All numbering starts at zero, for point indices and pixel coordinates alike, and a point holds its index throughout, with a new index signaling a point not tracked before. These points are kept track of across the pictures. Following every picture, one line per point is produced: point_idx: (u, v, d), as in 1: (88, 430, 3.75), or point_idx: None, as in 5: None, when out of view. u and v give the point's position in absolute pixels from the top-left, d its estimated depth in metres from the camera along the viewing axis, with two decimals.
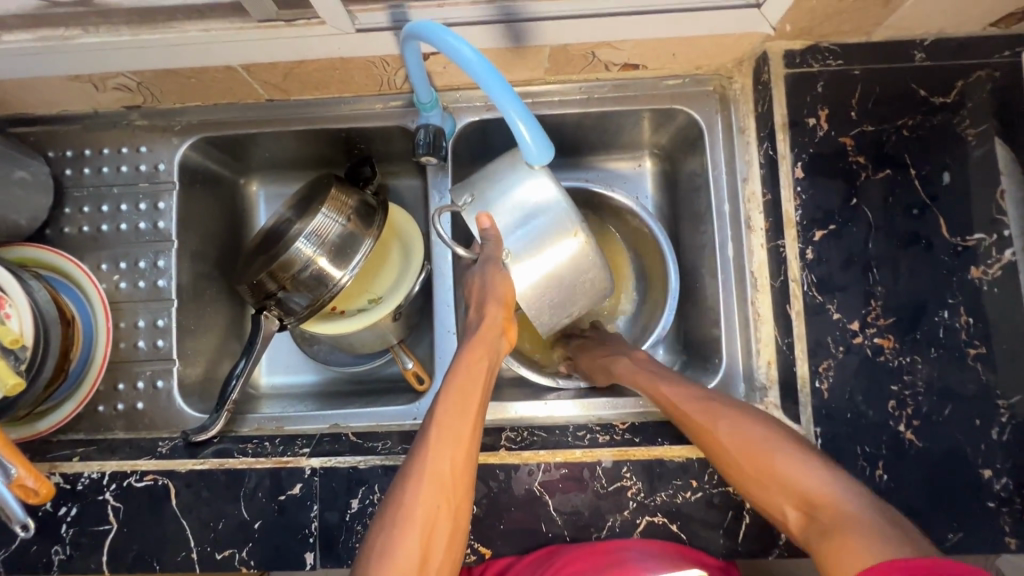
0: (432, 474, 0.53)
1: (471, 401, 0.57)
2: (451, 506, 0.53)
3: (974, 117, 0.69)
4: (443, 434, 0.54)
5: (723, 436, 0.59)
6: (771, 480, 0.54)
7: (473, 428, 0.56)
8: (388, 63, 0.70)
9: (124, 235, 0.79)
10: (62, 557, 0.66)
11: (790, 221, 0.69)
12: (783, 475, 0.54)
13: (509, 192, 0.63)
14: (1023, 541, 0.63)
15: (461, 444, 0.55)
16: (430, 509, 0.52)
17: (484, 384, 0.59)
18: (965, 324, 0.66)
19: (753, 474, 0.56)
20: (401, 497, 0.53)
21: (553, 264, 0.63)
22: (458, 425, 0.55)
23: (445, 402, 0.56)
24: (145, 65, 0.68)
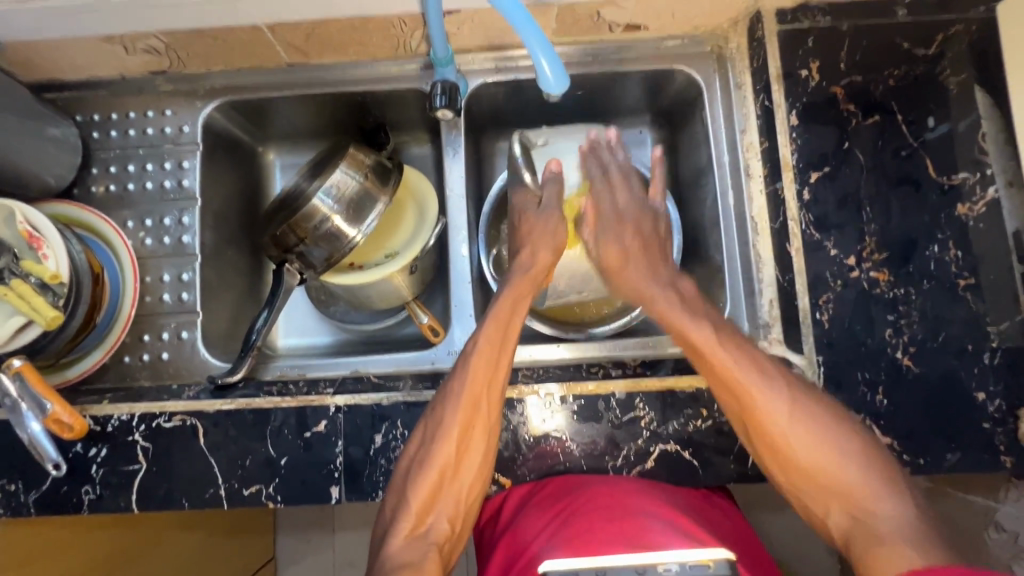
0: (469, 398, 0.63)
1: (510, 328, 0.69)
2: (482, 424, 0.64)
3: (954, 67, 0.74)
4: (478, 364, 0.65)
5: (763, 414, 0.62)
6: (818, 486, 0.60)
7: (508, 356, 0.67)
8: (406, 22, 0.74)
9: (150, 194, 0.82)
10: (93, 496, 0.68)
11: (787, 164, 0.74)
12: (819, 458, 0.60)
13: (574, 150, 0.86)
14: (1017, 459, 0.66)
15: (496, 376, 0.65)
16: (463, 425, 0.63)
17: (522, 315, 0.70)
18: (955, 257, 0.70)
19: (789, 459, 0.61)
20: (441, 413, 0.64)
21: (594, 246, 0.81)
22: (493, 358, 0.66)
23: (485, 341, 0.66)
24: (176, 24, 0.72)
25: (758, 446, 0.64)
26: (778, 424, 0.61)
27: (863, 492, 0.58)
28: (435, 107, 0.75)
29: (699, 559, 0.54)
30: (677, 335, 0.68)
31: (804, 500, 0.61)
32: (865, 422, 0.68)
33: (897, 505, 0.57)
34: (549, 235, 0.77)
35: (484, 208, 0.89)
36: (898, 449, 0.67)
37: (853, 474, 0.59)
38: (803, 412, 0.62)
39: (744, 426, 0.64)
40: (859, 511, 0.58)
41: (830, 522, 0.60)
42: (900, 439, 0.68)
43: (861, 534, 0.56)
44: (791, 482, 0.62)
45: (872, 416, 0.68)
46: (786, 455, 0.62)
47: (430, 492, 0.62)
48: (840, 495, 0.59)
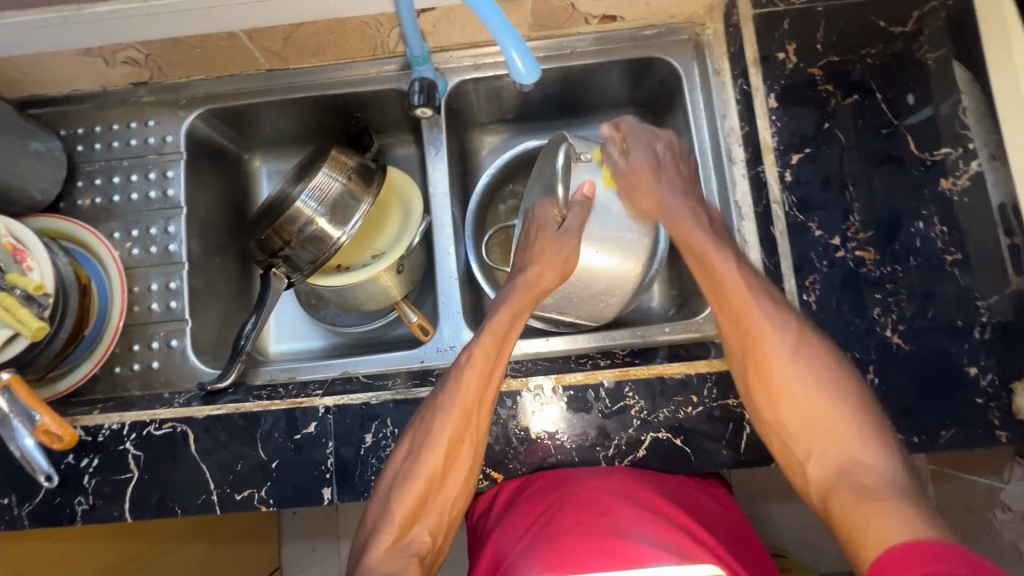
0: (459, 412, 0.63)
1: (503, 346, 0.67)
2: (470, 439, 0.63)
3: (931, 44, 0.74)
4: (470, 380, 0.64)
5: (763, 336, 0.64)
6: (831, 443, 0.60)
7: (501, 367, 0.66)
8: (382, 22, 0.75)
9: (136, 204, 0.82)
10: (86, 507, 0.68)
11: (768, 147, 0.74)
12: (813, 395, 0.62)
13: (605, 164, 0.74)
14: (1013, 433, 0.66)
15: (486, 389, 0.64)
16: (453, 435, 0.62)
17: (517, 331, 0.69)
18: (940, 233, 0.70)
19: (789, 407, 0.63)
20: (430, 424, 0.63)
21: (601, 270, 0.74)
22: (485, 373, 0.64)
23: (481, 349, 0.65)
24: (154, 34, 0.72)
25: (750, 374, 0.65)
26: (775, 339, 0.63)
27: (849, 440, 0.60)
28: (414, 105, 0.75)
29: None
30: (700, 259, 0.69)
31: (791, 445, 0.63)
32: None
33: (882, 457, 0.58)
34: (561, 260, 0.70)
35: (469, 206, 0.88)
36: (892, 428, 0.67)
37: (841, 416, 0.61)
38: (808, 347, 0.63)
39: (745, 357, 0.65)
40: (848, 462, 0.59)
41: (813, 469, 0.61)
42: (892, 417, 0.67)
43: (846, 484, 0.57)
44: (781, 422, 0.63)
45: None
46: (784, 396, 0.63)
47: (414, 505, 0.62)
48: (829, 437, 0.61)
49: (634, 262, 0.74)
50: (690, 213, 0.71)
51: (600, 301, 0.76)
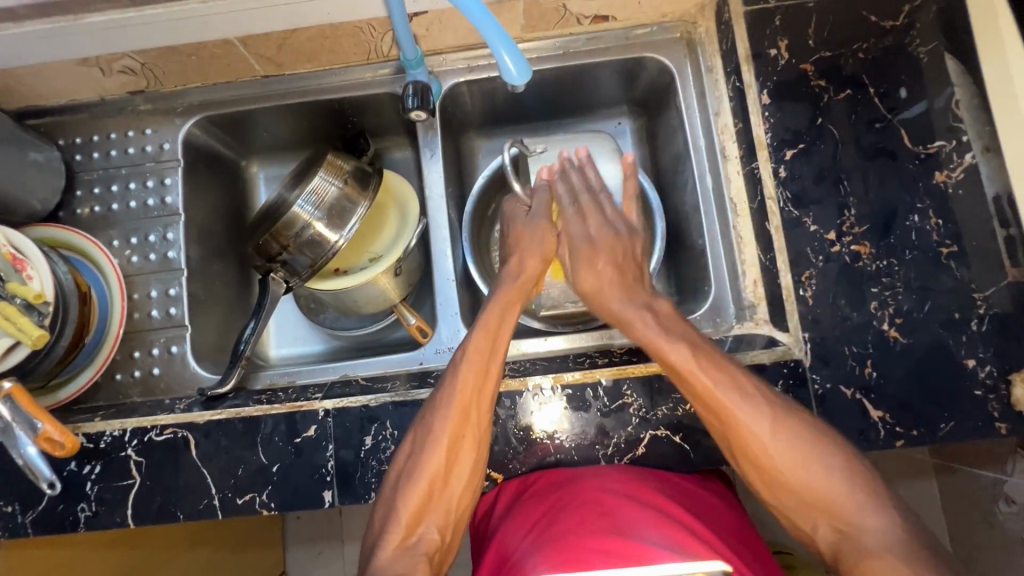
0: (458, 409, 0.63)
1: (497, 344, 0.68)
2: (471, 435, 0.64)
3: (923, 37, 0.74)
4: (467, 375, 0.65)
5: (744, 426, 0.61)
6: (821, 509, 0.59)
7: (499, 361, 0.67)
8: (375, 27, 0.75)
9: (134, 212, 0.83)
10: (88, 514, 0.68)
11: (762, 143, 0.74)
12: (801, 469, 0.59)
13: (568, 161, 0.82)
14: (1013, 425, 0.65)
15: (483, 385, 0.65)
16: (454, 432, 0.63)
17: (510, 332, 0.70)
18: (935, 225, 0.70)
19: (773, 467, 0.61)
20: (431, 422, 0.64)
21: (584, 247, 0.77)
22: (481, 368, 0.65)
23: (476, 340, 0.67)
24: (148, 42, 0.73)
25: (737, 456, 0.63)
26: (760, 437, 0.60)
27: (849, 504, 0.58)
28: (408, 109, 0.75)
29: (694, 571, 0.48)
30: (651, 350, 0.66)
31: (793, 517, 0.61)
32: (856, 396, 0.68)
33: (881, 518, 0.56)
34: (534, 242, 0.77)
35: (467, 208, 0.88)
36: (891, 422, 0.67)
37: (834, 486, 0.59)
38: (789, 427, 0.61)
39: (727, 441, 0.63)
40: (849, 528, 0.57)
41: (818, 536, 0.59)
42: (891, 411, 0.67)
43: (852, 552, 0.56)
44: (779, 497, 0.61)
45: (863, 389, 0.68)
46: (774, 476, 0.61)
47: (422, 501, 0.62)
48: (829, 510, 0.59)
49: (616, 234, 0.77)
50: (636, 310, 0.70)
51: (594, 277, 0.78)
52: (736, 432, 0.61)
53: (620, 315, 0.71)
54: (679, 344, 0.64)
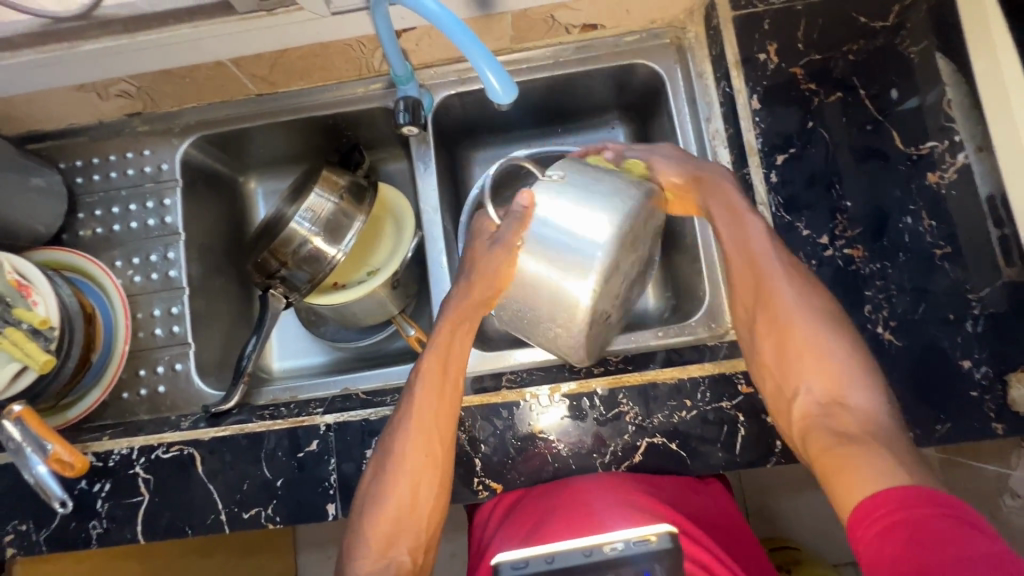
0: (418, 428, 0.65)
1: (448, 363, 0.67)
2: (432, 455, 0.64)
3: (913, 37, 0.74)
4: (422, 399, 0.65)
5: (770, 289, 0.63)
6: (823, 376, 0.59)
7: (452, 383, 0.67)
8: (365, 44, 0.76)
9: (135, 232, 0.84)
10: (100, 531, 0.70)
11: (753, 148, 0.74)
12: (812, 334, 0.61)
13: (577, 188, 0.56)
14: (1009, 425, 0.65)
15: (439, 404, 0.65)
16: (413, 455, 0.64)
17: (461, 345, 0.68)
18: (929, 227, 0.70)
19: (788, 338, 0.62)
20: (389, 448, 0.65)
21: (548, 292, 0.57)
22: (438, 384, 0.66)
23: (426, 371, 0.66)
24: (144, 67, 0.74)
25: (760, 324, 0.64)
26: (787, 296, 0.63)
27: (840, 377, 0.58)
28: (400, 124, 0.76)
29: (642, 534, 0.50)
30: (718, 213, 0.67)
31: (783, 382, 0.61)
32: None
33: (869, 399, 0.57)
34: (493, 276, 0.61)
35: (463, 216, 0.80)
36: None
37: (834, 360, 0.59)
38: (816, 307, 0.62)
39: (754, 306, 0.65)
40: (835, 401, 0.58)
41: (802, 401, 0.60)
42: None
43: (824, 427, 0.56)
44: (775, 360, 0.63)
45: None
46: (784, 336, 0.62)
47: (390, 523, 0.63)
48: (824, 377, 0.59)
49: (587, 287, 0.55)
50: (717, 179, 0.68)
51: (546, 327, 0.60)
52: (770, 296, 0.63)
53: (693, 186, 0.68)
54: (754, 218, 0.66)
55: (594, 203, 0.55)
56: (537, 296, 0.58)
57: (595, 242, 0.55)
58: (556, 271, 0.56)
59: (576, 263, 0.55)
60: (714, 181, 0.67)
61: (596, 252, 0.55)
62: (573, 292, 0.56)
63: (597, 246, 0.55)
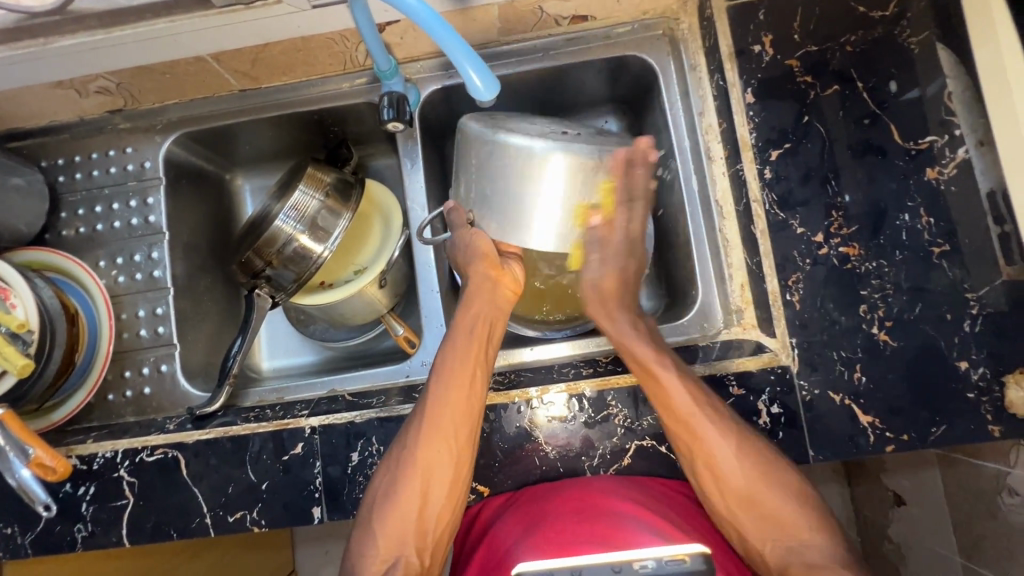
0: (429, 420, 0.65)
1: (467, 349, 0.68)
2: (448, 449, 0.64)
3: (914, 27, 0.71)
4: (441, 389, 0.66)
5: (710, 451, 0.63)
6: (776, 527, 0.62)
7: (475, 375, 0.67)
8: (348, 38, 0.74)
9: (119, 232, 0.84)
10: (85, 534, 0.70)
11: (746, 144, 0.73)
12: (756, 486, 0.62)
13: (477, 167, 0.68)
14: (1006, 427, 0.64)
15: (455, 394, 0.65)
16: (429, 445, 0.64)
17: (479, 330, 0.70)
18: (927, 224, 0.68)
19: (733, 491, 0.63)
20: (406, 438, 0.65)
21: (547, 185, 0.64)
22: (457, 369, 0.66)
23: (448, 358, 0.68)
24: (121, 63, 0.72)
25: (701, 477, 0.65)
26: (721, 453, 0.63)
27: (796, 523, 0.61)
28: (384, 121, 0.74)
29: (674, 554, 0.50)
30: (646, 371, 0.66)
31: (744, 533, 0.63)
32: (844, 402, 0.67)
33: (825, 536, 0.61)
34: (471, 249, 0.71)
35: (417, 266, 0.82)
36: (881, 427, 0.66)
37: (784, 506, 0.62)
38: (757, 465, 0.62)
39: (694, 460, 0.64)
40: (797, 543, 0.61)
41: (768, 551, 0.61)
42: (882, 416, 0.66)
43: (796, 563, 0.59)
44: (731, 509, 0.63)
45: (851, 394, 0.67)
46: (728, 487, 0.63)
47: (402, 522, 0.62)
48: (780, 525, 0.62)
49: (535, 157, 0.63)
50: (636, 330, 0.69)
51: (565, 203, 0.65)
52: (704, 453, 0.63)
53: (613, 334, 0.69)
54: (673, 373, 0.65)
55: (477, 149, 0.68)
56: (545, 188, 0.64)
57: (500, 153, 0.65)
58: (519, 197, 0.65)
59: (508, 153, 0.64)
60: (640, 340, 0.67)
61: (504, 140, 0.64)
62: (541, 170, 0.64)
63: (498, 136, 0.64)
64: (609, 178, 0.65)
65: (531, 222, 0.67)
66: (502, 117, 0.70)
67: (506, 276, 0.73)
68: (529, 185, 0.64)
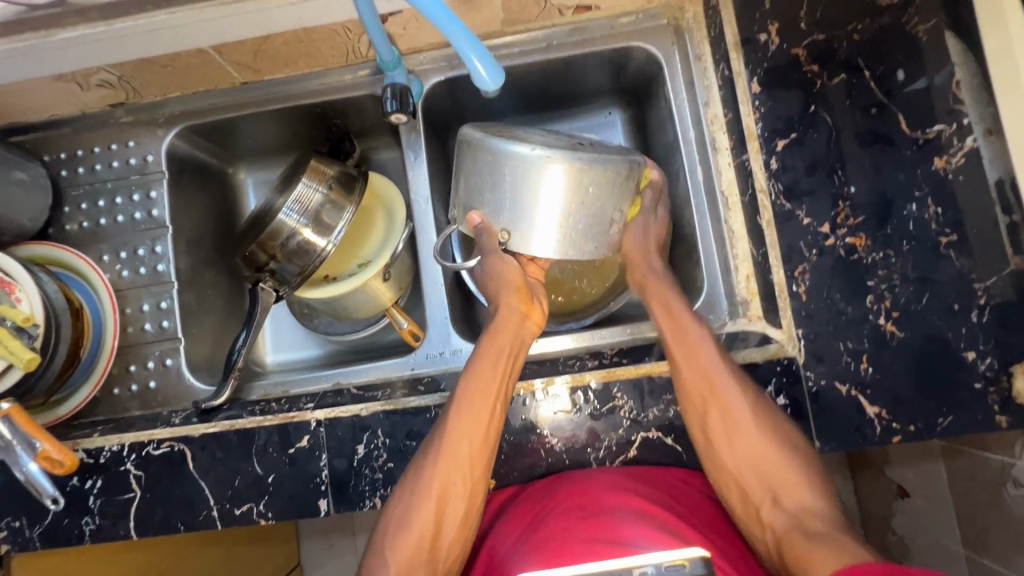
0: (443, 462, 0.63)
1: (484, 391, 0.65)
2: (464, 480, 0.63)
3: (922, 14, 0.69)
4: (457, 424, 0.64)
5: (728, 410, 0.64)
6: (780, 502, 0.62)
7: (491, 408, 0.65)
8: (350, 29, 0.73)
9: (122, 226, 0.83)
10: (93, 527, 0.70)
11: (752, 134, 0.72)
12: (761, 445, 0.63)
13: (481, 180, 0.65)
14: (1013, 418, 0.64)
15: (472, 434, 0.64)
16: (445, 476, 0.63)
17: (500, 372, 0.67)
18: (934, 214, 0.67)
19: (740, 449, 0.64)
20: (422, 468, 0.64)
21: (554, 195, 0.62)
22: (475, 411, 0.64)
23: (465, 392, 0.65)
24: (123, 56, 0.72)
25: (712, 436, 0.65)
26: (740, 413, 0.64)
27: (795, 484, 0.62)
28: (387, 112, 0.73)
29: (674, 559, 0.46)
30: (672, 323, 0.68)
31: (749, 496, 0.63)
32: (850, 393, 0.67)
33: (820, 497, 0.61)
34: (507, 280, 0.71)
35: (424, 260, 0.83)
36: (887, 418, 0.66)
37: (788, 467, 0.62)
38: (764, 418, 0.64)
39: (704, 420, 0.65)
40: (797, 505, 0.61)
41: (767, 513, 0.62)
42: (888, 407, 0.66)
43: (795, 528, 0.59)
44: (737, 469, 0.64)
45: (858, 385, 0.66)
46: (739, 447, 0.64)
47: (415, 547, 0.61)
48: (781, 485, 0.62)
49: (540, 164, 0.61)
50: (666, 280, 0.73)
51: (578, 209, 0.64)
52: (727, 403, 0.64)
53: (642, 280, 0.73)
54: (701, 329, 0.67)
55: (476, 160, 0.65)
56: (555, 195, 0.62)
57: (501, 163, 0.62)
58: (528, 206, 0.64)
59: (517, 167, 0.62)
60: (670, 295, 0.71)
61: (512, 147, 0.61)
62: (548, 179, 0.61)
63: (501, 145, 0.61)
64: (615, 178, 0.64)
65: (537, 225, 0.65)
66: (502, 128, 0.68)
67: (534, 312, 0.73)
68: (535, 194, 0.63)
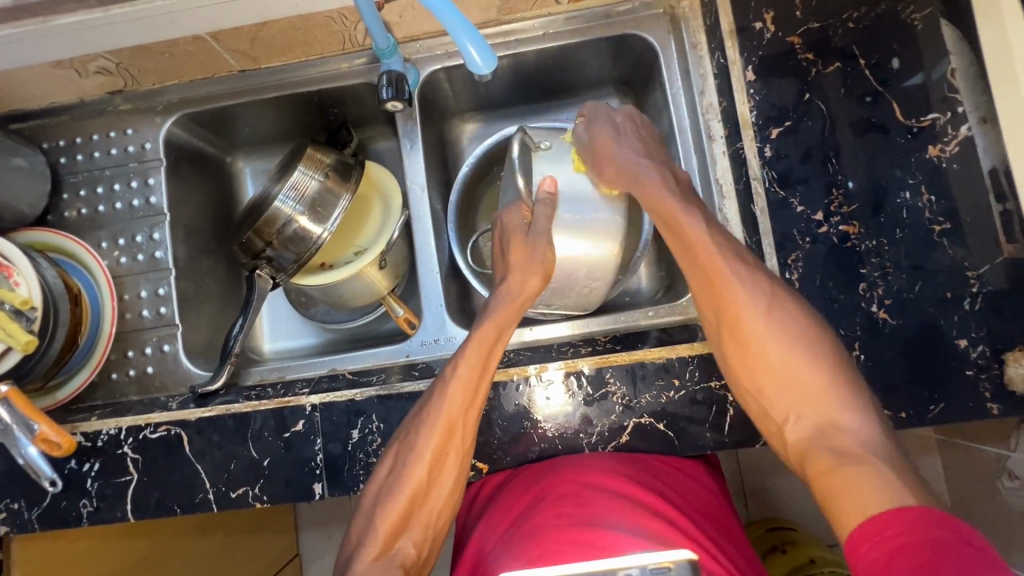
0: (443, 428, 0.63)
1: (487, 363, 0.67)
2: (455, 449, 0.64)
3: (917, 3, 0.70)
4: (455, 397, 0.64)
5: (739, 308, 0.63)
6: (809, 406, 0.60)
7: (488, 377, 0.66)
8: (346, 16, 0.73)
9: (120, 213, 0.84)
10: (90, 509, 0.71)
11: (746, 122, 0.72)
12: (786, 359, 0.61)
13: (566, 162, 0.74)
14: (1005, 405, 0.64)
15: (471, 403, 0.65)
16: (437, 446, 0.63)
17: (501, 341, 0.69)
18: (928, 202, 0.67)
19: (754, 349, 0.63)
20: (413, 441, 0.64)
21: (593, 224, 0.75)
22: (472, 381, 0.65)
23: (465, 367, 0.66)
24: (121, 42, 0.72)
25: (727, 339, 0.64)
26: (754, 318, 0.62)
27: (826, 399, 0.59)
28: (383, 100, 0.74)
29: (660, 561, 0.49)
30: (665, 220, 0.68)
31: (770, 411, 0.62)
32: None
33: (858, 416, 0.58)
34: (536, 259, 0.71)
35: (423, 248, 0.84)
36: (879, 405, 0.66)
37: (817, 377, 0.60)
38: (781, 315, 0.62)
39: (722, 327, 0.65)
40: (828, 423, 0.58)
41: (790, 428, 0.60)
42: (879, 394, 0.66)
43: (825, 445, 0.57)
44: (760, 387, 0.62)
45: None
46: (762, 361, 0.62)
47: (403, 513, 0.62)
48: (808, 402, 0.60)
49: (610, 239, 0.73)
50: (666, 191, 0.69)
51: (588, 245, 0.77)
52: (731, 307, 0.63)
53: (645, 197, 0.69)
54: (697, 221, 0.66)
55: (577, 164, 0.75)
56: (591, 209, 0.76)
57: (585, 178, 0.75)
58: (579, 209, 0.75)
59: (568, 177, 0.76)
60: (670, 203, 0.68)
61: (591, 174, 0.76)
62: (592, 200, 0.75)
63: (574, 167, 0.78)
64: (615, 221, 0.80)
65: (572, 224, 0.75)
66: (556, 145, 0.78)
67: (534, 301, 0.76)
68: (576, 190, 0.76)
